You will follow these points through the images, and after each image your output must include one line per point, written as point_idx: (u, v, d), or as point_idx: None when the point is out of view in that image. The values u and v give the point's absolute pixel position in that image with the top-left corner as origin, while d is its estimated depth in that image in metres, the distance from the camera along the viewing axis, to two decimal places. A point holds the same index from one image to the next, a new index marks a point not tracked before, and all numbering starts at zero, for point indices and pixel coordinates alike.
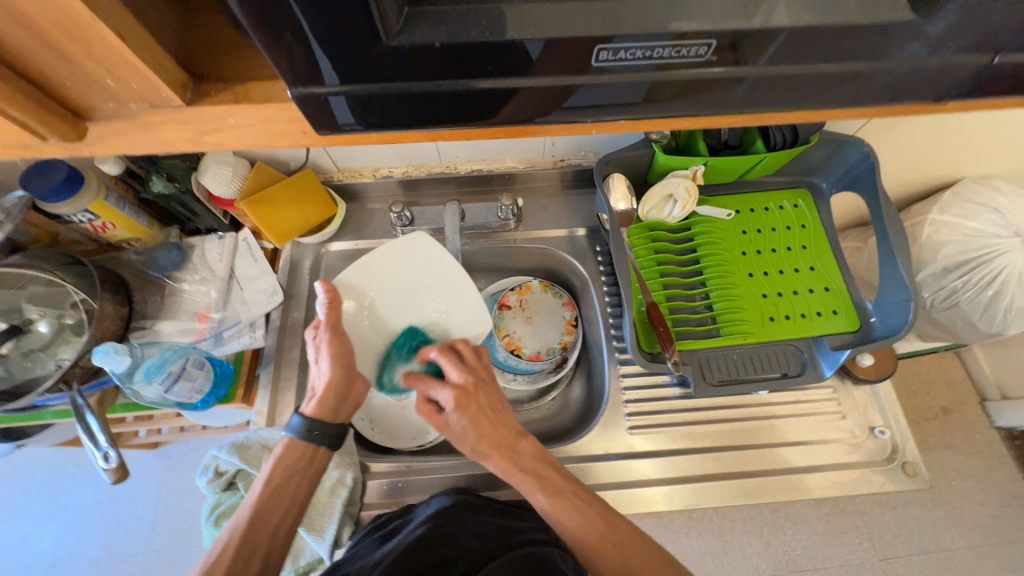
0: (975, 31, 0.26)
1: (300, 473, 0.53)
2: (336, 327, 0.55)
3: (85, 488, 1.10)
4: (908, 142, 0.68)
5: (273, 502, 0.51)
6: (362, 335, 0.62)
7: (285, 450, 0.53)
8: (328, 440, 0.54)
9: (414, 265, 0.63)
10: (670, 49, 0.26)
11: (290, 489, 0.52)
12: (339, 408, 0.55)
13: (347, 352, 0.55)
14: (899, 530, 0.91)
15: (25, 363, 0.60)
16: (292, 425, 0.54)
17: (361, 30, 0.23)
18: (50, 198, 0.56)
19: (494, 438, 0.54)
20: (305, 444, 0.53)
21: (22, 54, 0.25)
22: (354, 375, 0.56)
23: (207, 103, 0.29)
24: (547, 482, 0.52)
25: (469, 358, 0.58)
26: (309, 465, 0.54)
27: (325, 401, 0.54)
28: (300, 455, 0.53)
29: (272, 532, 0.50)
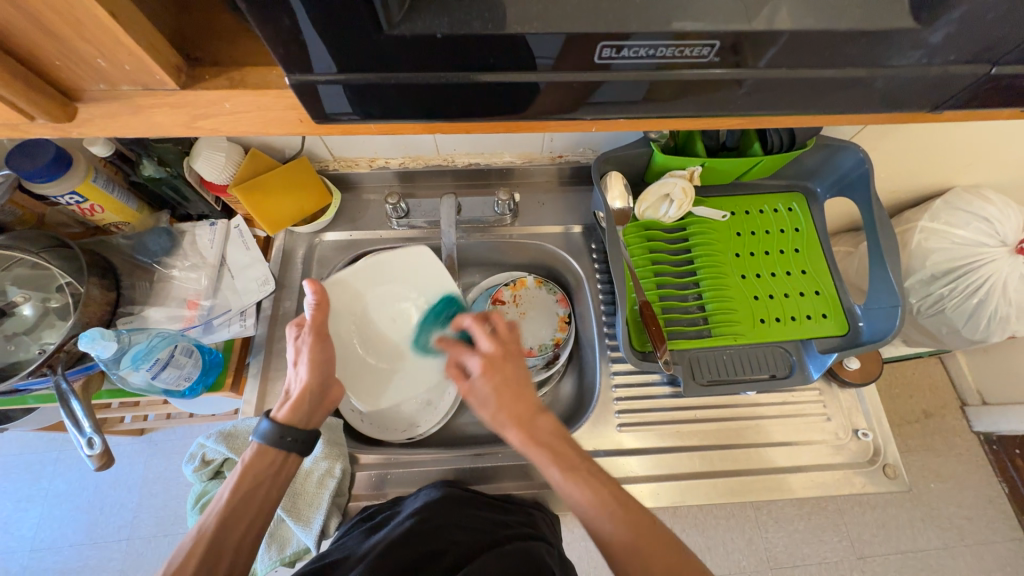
0: (974, 42, 0.26)
1: (270, 481, 0.50)
2: (320, 331, 0.53)
3: (69, 473, 1.08)
4: (902, 150, 0.69)
5: (240, 509, 0.47)
6: (348, 340, 0.63)
7: (254, 456, 0.50)
8: (299, 447, 0.51)
9: (411, 279, 0.65)
10: (673, 49, 0.26)
11: (258, 496, 0.48)
12: (313, 414, 0.54)
13: (328, 358, 0.54)
14: (878, 529, 0.94)
15: (9, 347, 0.59)
16: (260, 430, 0.51)
17: (361, 18, 0.23)
18: (37, 178, 0.55)
19: (516, 411, 0.51)
20: (275, 451, 0.50)
21: (7, 28, 0.24)
22: (331, 381, 0.55)
23: (201, 87, 0.29)
24: (569, 464, 0.49)
25: (503, 330, 0.55)
26: (279, 473, 0.51)
27: (299, 406, 0.52)
28: (270, 462, 0.50)
29: (236, 542, 0.46)
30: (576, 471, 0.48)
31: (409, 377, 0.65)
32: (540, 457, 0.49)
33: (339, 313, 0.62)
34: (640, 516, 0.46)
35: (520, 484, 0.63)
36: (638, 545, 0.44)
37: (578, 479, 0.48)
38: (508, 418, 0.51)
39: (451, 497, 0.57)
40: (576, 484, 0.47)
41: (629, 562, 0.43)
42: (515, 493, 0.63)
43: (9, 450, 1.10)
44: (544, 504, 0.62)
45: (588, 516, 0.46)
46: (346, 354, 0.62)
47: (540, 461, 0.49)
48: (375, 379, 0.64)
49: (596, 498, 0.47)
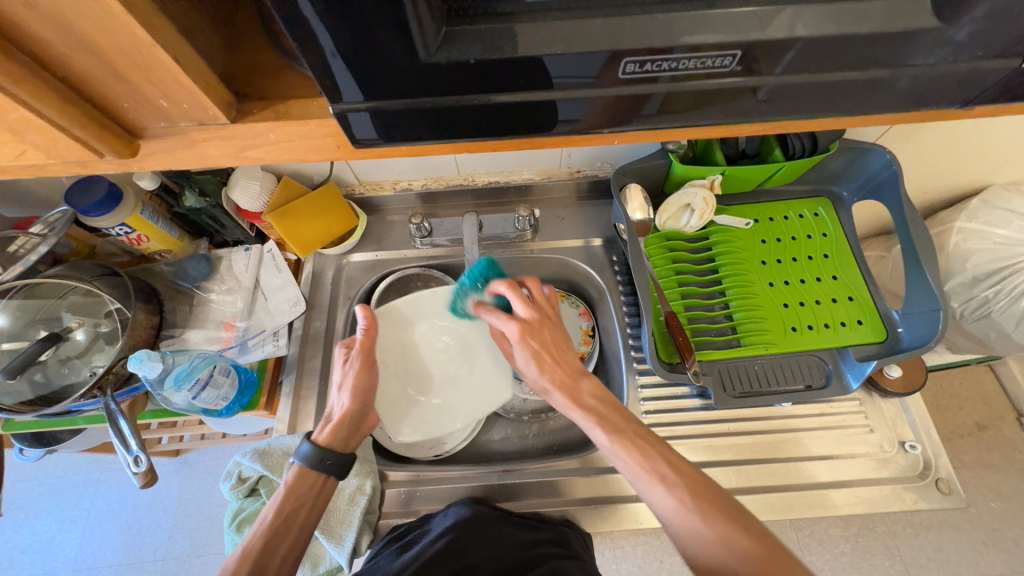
0: (1000, 38, 0.26)
1: (310, 503, 0.50)
2: (368, 356, 0.56)
3: (109, 494, 1.12)
4: (932, 150, 0.67)
5: (284, 529, 0.48)
6: (390, 368, 0.62)
7: (296, 478, 0.50)
8: (337, 471, 0.52)
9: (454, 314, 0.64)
10: (693, 61, 0.27)
11: (300, 518, 0.49)
12: (350, 438, 0.55)
13: (369, 386, 0.56)
14: (935, 553, 0.87)
15: (63, 370, 0.62)
16: (302, 453, 0.52)
17: (398, 49, 0.25)
18: (91, 213, 0.59)
19: (554, 373, 0.53)
20: (316, 474, 0.51)
21: (84, 74, 0.27)
22: (370, 407, 0.57)
23: (248, 121, 0.31)
24: (613, 426, 0.48)
25: (538, 296, 0.58)
26: (319, 496, 0.51)
27: (339, 429, 0.54)
28: (311, 484, 0.51)
29: (277, 566, 0.46)
30: (621, 430, 0.48)
31: (448, 413, 0.62)
32: (583, 418, 0.50)
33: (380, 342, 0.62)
34: (694, 484, 0.44)
35: (550, 501, 0.62)
36: (689, 510, 0.42)
37: (623, 442, 0.47)
38: (549, 379, 0.53)
39: (486, 513, 0.57)
40: (621, 447, 0.47)
41: (697, 545, 0.41)
42: (545, 510, 0.62)
43: (55, 471, 1.15)
44: (575, 521, 0.61)
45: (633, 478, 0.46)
46: (387, 384, 0.61)
47: (586, 423, 0.50)
48: (414, 415, 0.62)
49: (647, 463, 0.45)
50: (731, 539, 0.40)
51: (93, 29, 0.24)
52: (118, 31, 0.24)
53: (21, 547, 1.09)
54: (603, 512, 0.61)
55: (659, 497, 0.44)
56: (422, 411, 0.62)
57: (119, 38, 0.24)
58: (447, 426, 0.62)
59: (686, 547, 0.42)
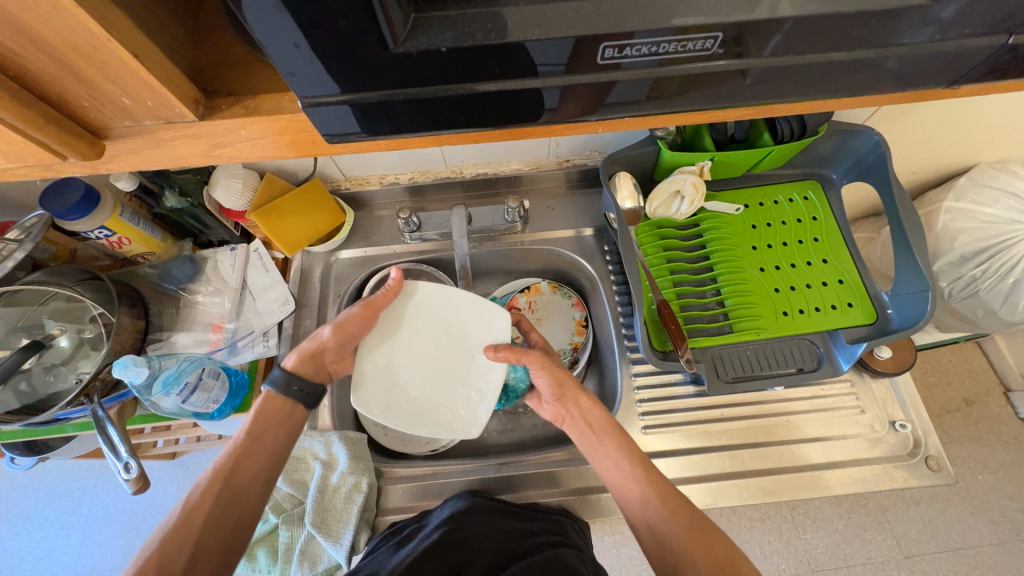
0: (987, 16, 0.25)
1: (276, 429, 0.53)
2: (371, 311, 0.56)
3: (106, 499, 1.11)
4: (921, 129, 0.67)
5: (251, 451, 0.51)
6: (388, 335, 0.57)
7: (265, 401, 0.54)
8: (299, 398, 0.54)
9: (466, 321, 0.58)
10: (674, 44, 0.26)
11: (266, 442, 0.52)
12: (314, 372, 0.56)
13: (356, 333, 0.56)
14: (925, 526, 0.88)
15: (48, 378, 0.61)
16: (272, 377, 0.55)
17: (367, 39, 0.24)
18: (67, 217, 0.58)
19: (565, 393, 0.56)
20: (284, 399, 0.54)
21: (38, 73, 0.26)
22: (343, 353, 0.57)
23: (218, 118, 0.30)
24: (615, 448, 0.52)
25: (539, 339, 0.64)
26: (287, 421, 0.54)
27: (307, 360, 0.56)
28: (279, 408, 0.54)
29: (246, 485, 0.50)
30: (623, 448, 0.52)
31: (401, 412, 0.56)
32: (602, 434, 0.53)
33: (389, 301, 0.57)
34: (687, 509, 0.49)
35: (547, 492, 0.62)
36: (694, 531, 0.47)
37: (620, 460, 0.52)
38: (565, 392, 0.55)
39: (480, 505, 0.57)
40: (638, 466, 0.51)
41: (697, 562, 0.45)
42: (542, 501, 0.62)
43: (49, 478, 1.14)
44: (572, 511, 0.61)
45: (620, 488, 0.51)
46: (372, 351, 0.56)
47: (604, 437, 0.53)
48: (377, 384, 0.56)
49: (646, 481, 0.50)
50: (716, 552, 0.46)
51: (42, 25, 0.22)
52: (68, 26, 0.22)
53: (20, 555, 1.09)
54: (600, 501, 0.62)
55: (657, 516, 0.49)
56: (383, 386, 0.56)
57: (70, 34, 0.23)
58: (388, 419, 0.55)
59: (661, 550, 0.48)
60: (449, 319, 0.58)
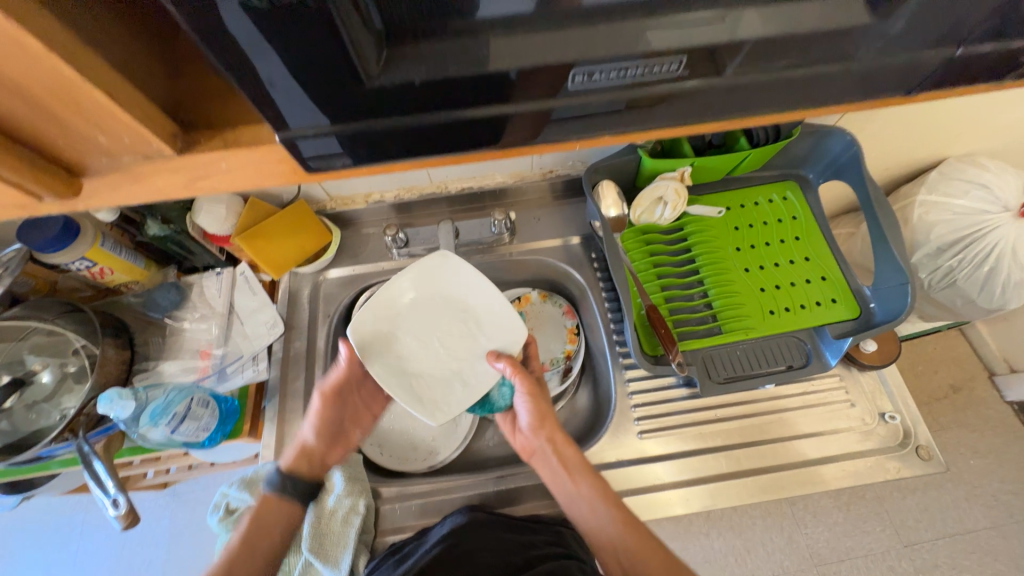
0: (935, 31, 0.27)
1: (274, 529, 0.55)
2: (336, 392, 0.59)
3: (95, 535, 1.08)
4: (890, 128, 0.69)
5: (250, 553, 0.53)
6: (405, 292, 0.59)
7: (260, 504, 0.56)
8: (292, 495, 0.56)
9: (480, 316, 0.60)
10: (642, 69, 0.27)
11: (264, 542, 0.54)
12: (313, 469, 0.58)
13: (331, 417, 0.59)
14: (922, 514, 0.90)
15: (30, 415, 0.59)
16: (270, 479, 0.57)
17: (342, 75, 0.24)
18: (46, 249, 0.57)
19: (545, 427, 0.57)
20: (280, 500, 0.56)
21: (12, 116, 0.26)
22: (334, 441, 0.60)
23: (198, 151, 0.30)
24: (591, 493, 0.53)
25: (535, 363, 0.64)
26: (284, 519, 0.56)
27: (302, 457, 0.58)
28: (273, 512, 0.56)
29: None
30: (596, 490, 0.53)
31: (387, 371, 0.56)
32: (575, 477, 0.54)
33: (426, 264, 0.59)
34: (661, 555, 0.50)
35: (547, 503, 0.62)
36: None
37: (593, 501, 0.53)
38: (542, 427, 0.57)
39: (483, 520, 0.56)
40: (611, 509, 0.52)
41: None
42: (542, 512, 0.62)
43: (34, 517, 1.10)
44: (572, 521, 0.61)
45: (599, 533, 0.53)
46: (386, 307, 0.58)
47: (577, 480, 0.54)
48: (379, 329, 0.57)
49: (623, 529, 0.51)
50: None
51: (15, 70, 0.23)
52: (42, 70, 0.23)
53: None
54: None
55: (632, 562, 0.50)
56: (387, 335, 0.58)
57: (46, 77, 0.23)
58: (375, 367, 0.55)
59: None
60: (469, 304, 0.61)
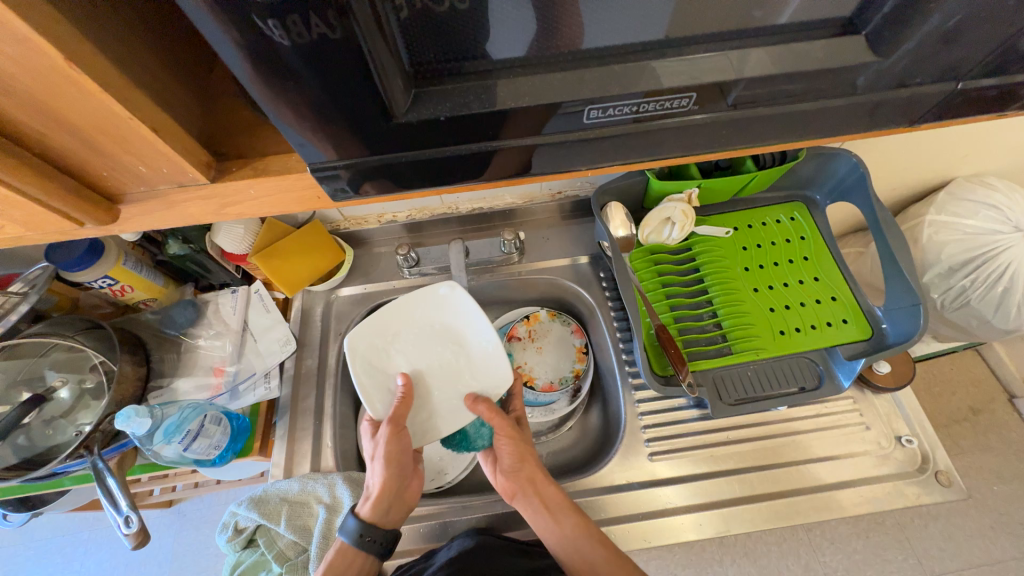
0: (937, 66, 0.28)
1: None
2: (399, 423, 0.54)
3: (99, 553, 1.07)
4: (896, 151, 0.70)
5: None
6: (405, 316, 0.62)
7: (336, 555, 0.52)
8: (378, 547, 0.52)
9: (472, 352, 0.62)
10: (653, 104, 0.28)
11: None
12: (391, 511, 0.54)
13: (402, 453, 0.54)
14: (945, 543, 0.86)
15: (47, 431, 0.60)
16: (346, 528, 0.52)
17: (373, 112, 0.26)
18: (72, 267, 0.59)
19: (525, 467, 0.57)
20: (356, 550, 0.52)
21: (62, 149, 0.27)
22: (406, 476, 0.55)
23: (229, 179, 0.31)
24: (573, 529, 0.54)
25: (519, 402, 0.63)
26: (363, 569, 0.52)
27: (380, 503, 0.53)
28: (350, 562, 0.52)
29: None
30: (580, 527, 0.54)
31: (373, 389, 0.57)
32: (555, 516, 0.54)
33: (433, 293, 0.63)
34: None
35: None
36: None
37: (577, 539, 0.53)
38: (523, 467, 0.57)
39: (490, 544, 0.56)
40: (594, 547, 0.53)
41: None
42: None
43: (40, 534, 1.10)
44: None
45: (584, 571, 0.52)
46: (386, 328, 0.60)
47: (557, 518, 0.54)
48: (375, 346, 0.59)
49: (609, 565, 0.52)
50: None
51: (70, 108, 0.24)
52: (94, 107, 0.24)
53: None
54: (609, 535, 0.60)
55: None
56: (381, 349, 0.59)
57: (97, 113, 0.25)
58: (362, 378, 0.57)
59: None
60: (465, 337, 0.62)
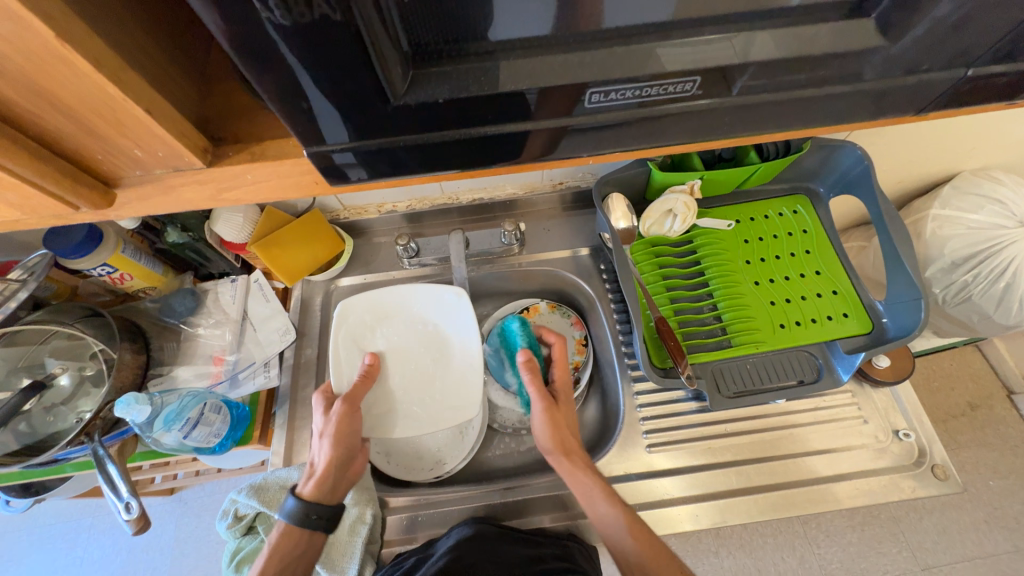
0: (948, 51, 0.27)
1: (295, 564, 0.50)
2: (355, 403, 0.55)
3: (102, 539, 1.09)
4: (901, 143, 0.69)
5: None
6: (402, 306, 0.63)
7: (281, 536, 0.51)
8: (323, 525, 0.52)
9: (450, 364, 0.61)
10: (657, 88, 0.28)
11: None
12: (336, 489, 0.54)
13: (352, 432, 0.54)
14: (939, 536, 0.87)
15: (48, 418, 0.60)
16: (287, 508, 0.52)
17: (371, 94, 0.25)
18: (71, 254, 0.58)
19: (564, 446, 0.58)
20: (299, 530, 0.52)
21: (57, 131, 0.27)
22: (354, 453, 0.55)
23: (225, 164, 0.31)
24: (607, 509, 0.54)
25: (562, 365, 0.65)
26: (307, 550, 0.52)
27: (323, 481, 0.53)
28: (295, 542, 0.51)
29: None
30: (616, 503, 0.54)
31: (346, 363, 0.59)
32: (591, 490, 0.55)
33: (438, 294, 0.63)
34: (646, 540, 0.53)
35: (554, 516, 0.62)
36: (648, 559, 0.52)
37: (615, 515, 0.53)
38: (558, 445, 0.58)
39: (489, 532, 0.56)
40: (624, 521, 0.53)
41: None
42: (549, 525, 0.61)
43: (44, 520, 1.11)
44: (580, 535, 0.61)
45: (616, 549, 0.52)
46: (382, 315, 0.62)
47: (591, 492, 0.55)
48: (360, 324, 0.61)
49: (642, 548, 0.51)
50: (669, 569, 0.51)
51: (63, 89, 0.24)
52: (88, 88, 0.24)
53: None
54: None
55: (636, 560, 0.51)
56: (366, 327, 0.61)
57: (90, 95, 0.24)
58: (338, 347, 0.59)
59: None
60: (450, 347, 0.62)
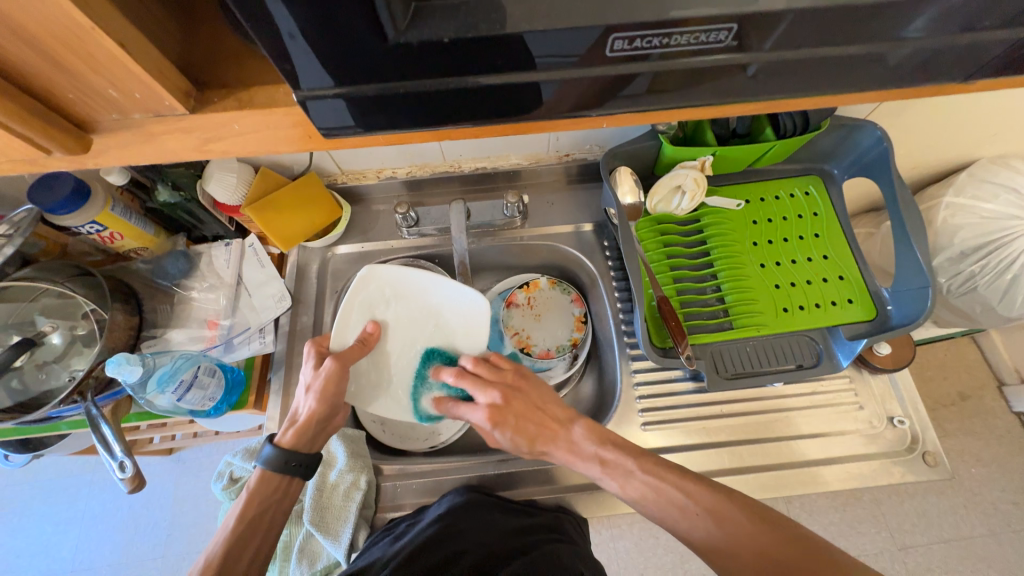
0: (1005, 9, 0.25)
1: (274, 507, 0.51)
2: (346, 368, 0.55)
3: (103, 495, 1.11)
4: (923, 124, 0.67)
5: (245, 539, 0.48)
6: (423, 288, 0.61)
7: (259, 483, 0.51)
8: (302, 471, 0.52)
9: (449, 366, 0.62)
10: (685, 36, 0.25)
11: (265, 523, 0.50)
12: (315, 439, 0.54)
13: (338, 392, 0.54)
14: (918, 519, 0.90)
15: (40, 376, 0.60)
16: (265, 455, 0.52)
17: (368, 29, 0.23)
18: (57, 210, 0.56)
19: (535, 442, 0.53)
20: (278, 477, 0.52)
21: (24, 65, 0.25)
22: (337, 411, 0.55)
23: (210, 111, 0.29)
24: (687, 492, 0.45)
25: (492, 370, 0.56)
26: (284, 499, 0.52)
27: (303, 432, 0.53)
28: (274, 488, 0.51)
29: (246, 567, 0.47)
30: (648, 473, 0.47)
31: (352, 326, 0.59)
32: (590, 468, 0.50)
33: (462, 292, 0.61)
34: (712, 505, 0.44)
35: (545, 488, 0.62)
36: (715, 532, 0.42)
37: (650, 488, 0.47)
38: (539, 446, 0.52)
39: (479, 502, 0.57)
40: (634, 491, 0.47)
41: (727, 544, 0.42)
42: (540, 497, 0.62)
43: (45, 475, 1.13)
44: (571, 507, 0.61)
45: (708, 548, 0.42)
46: (402, 292, 0.61)
47: (592, 472, 0.50)
48: (378, 293, 0.60)
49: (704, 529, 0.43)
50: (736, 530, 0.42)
51: (25, 15, 0.22)
52: (53, 16, 0.22)
53: (15, 552, 1.08)
54: (598, 498, 0.62)
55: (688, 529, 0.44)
56: (383, 298, 0.60)
57: (55, 23, 0.22)
58: (350, 307, 0.58)
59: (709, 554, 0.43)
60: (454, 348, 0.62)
